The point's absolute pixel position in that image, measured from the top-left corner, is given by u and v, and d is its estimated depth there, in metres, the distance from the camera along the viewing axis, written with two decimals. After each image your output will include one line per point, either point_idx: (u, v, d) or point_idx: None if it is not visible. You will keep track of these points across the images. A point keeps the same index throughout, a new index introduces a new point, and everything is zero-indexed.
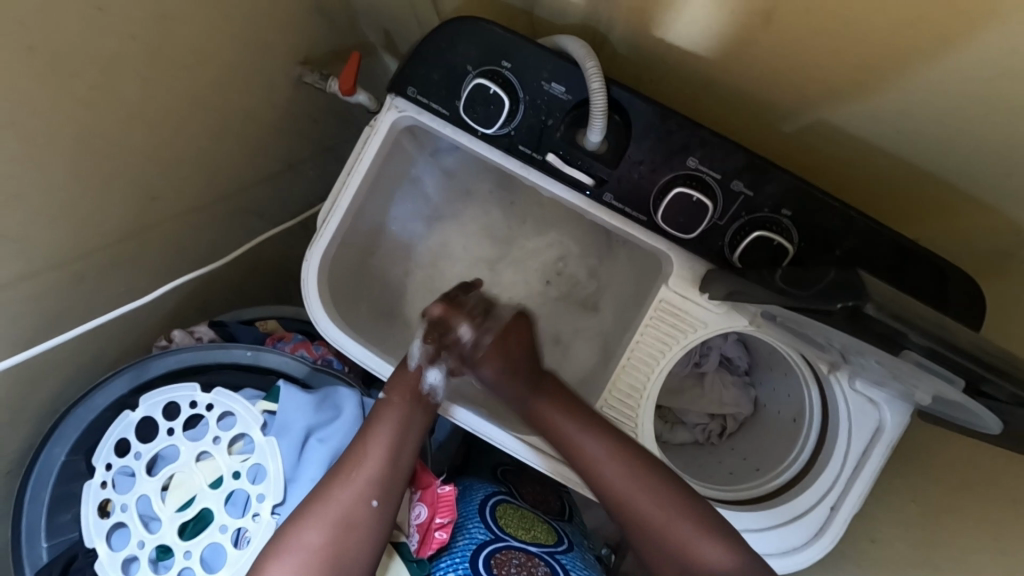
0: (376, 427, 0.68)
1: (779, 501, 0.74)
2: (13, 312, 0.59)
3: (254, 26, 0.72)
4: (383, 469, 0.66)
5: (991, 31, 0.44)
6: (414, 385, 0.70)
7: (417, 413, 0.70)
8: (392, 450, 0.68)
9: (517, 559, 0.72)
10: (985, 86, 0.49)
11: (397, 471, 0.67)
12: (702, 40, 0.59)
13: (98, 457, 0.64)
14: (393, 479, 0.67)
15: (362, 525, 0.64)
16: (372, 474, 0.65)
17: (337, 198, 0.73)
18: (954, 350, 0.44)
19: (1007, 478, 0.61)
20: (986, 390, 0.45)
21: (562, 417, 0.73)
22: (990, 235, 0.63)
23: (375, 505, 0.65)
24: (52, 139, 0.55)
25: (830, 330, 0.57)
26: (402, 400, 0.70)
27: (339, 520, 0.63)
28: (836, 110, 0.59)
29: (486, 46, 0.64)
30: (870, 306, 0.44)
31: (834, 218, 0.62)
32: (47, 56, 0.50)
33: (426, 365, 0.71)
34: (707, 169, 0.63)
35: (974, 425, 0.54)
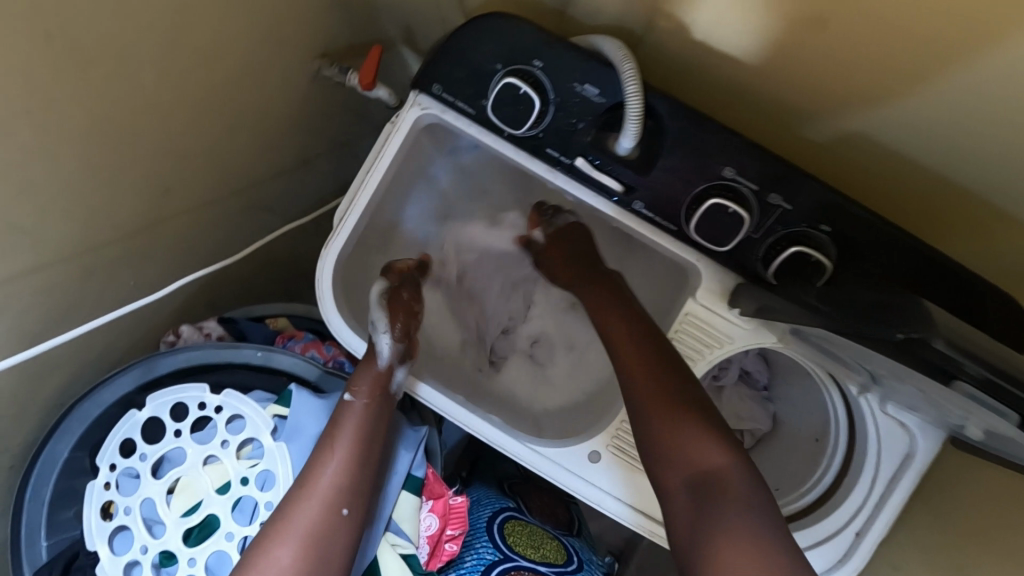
0: (337, 434, 0.63)
1: (802, 525, 0.72)
2: (18, 307, 0.57)
3: (274, 16, 0.69)
4: (350, 472, 0.61)
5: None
6: (382, 382, 0.66)
7: (384, 409, 0.66)
8: (359, 452, 0.62)
9: None
10: None
11: (366, 474, 0.62)
12: (744, 43, 0.56)
13: (102, 457, 0.62)
14: (361, 483, 0.61)
15: (330, 535, 0.58)
16: (336, 480, 0.60)
17: (356, 196, 0.71)
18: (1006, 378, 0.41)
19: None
20: None
21: (608, 300, 0.76)
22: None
23: (344, 514, 0.59)
24: (64, 130, 0.53)
25: (874, 355, 0.54)
26: (372, 396, 0.65)
27: (306, 535, 0.57)
28: (881, 125, 0.57)
29: (516, 44, 0.61)
30: (938, 340, 0.41)
31: (873, 237, 0.59)
32: (59, 44, 0.48)
33: (395, 364, 0.67)
34: (743, 180, 0.60)
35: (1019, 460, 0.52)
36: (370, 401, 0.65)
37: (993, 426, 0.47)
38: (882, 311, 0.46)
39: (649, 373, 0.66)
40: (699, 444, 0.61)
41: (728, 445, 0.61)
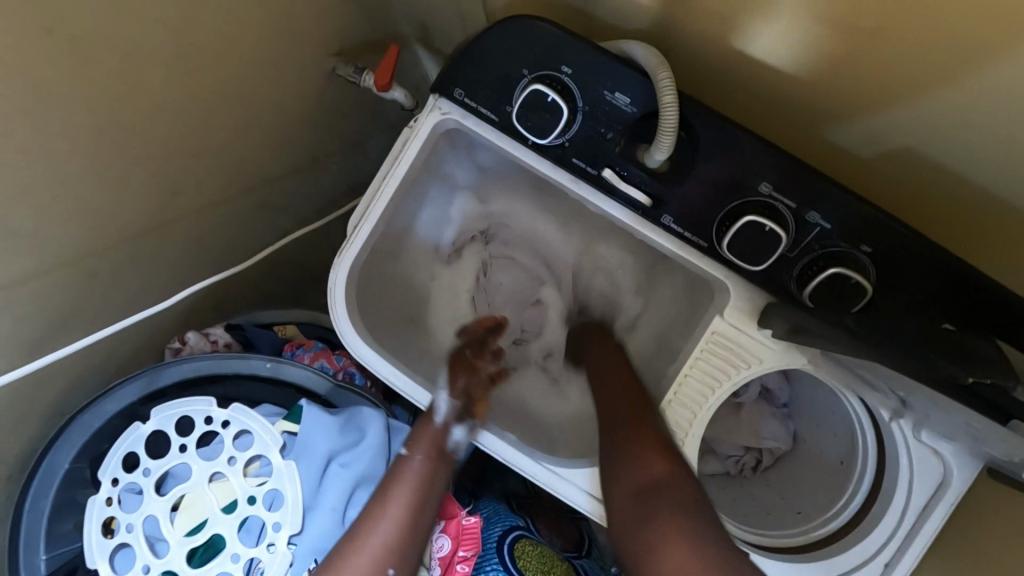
0: (394, 490, 0.60)
1: (828, 553, 0.69)
2: (18, 313, 0.54)
3: (289, 12, 0.67)
4: (404, 531, 0.58)
5: None
6: (436, 440, 0.65)
7: (437, 471, 0.64)
8: (413, 511, 0.60)
9: None
10: None
11: (416, 535, 0.59)
12: (787, 51, 0.54)
13: (104, 471, 0.60)
14: (411, 544, 0.58)
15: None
16: (388, 537, 0.57)
17: (372, 203, 0.69)
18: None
19: None
20: None
21: (611, 356, 0.80)
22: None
23: (390, 574, 0.56)
24: (69, 128, 0.50)
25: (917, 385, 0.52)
26: (427, 455, 0.64)
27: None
28: (927, 140, 0.54)
29: (545, 49, 0.58)
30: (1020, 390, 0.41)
31: (919, 258, 0.56)
32: (64, 36, 0.45)
33: (451, 422, 0.66)
34: (780, 197, 0.58)
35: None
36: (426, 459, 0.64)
37: None
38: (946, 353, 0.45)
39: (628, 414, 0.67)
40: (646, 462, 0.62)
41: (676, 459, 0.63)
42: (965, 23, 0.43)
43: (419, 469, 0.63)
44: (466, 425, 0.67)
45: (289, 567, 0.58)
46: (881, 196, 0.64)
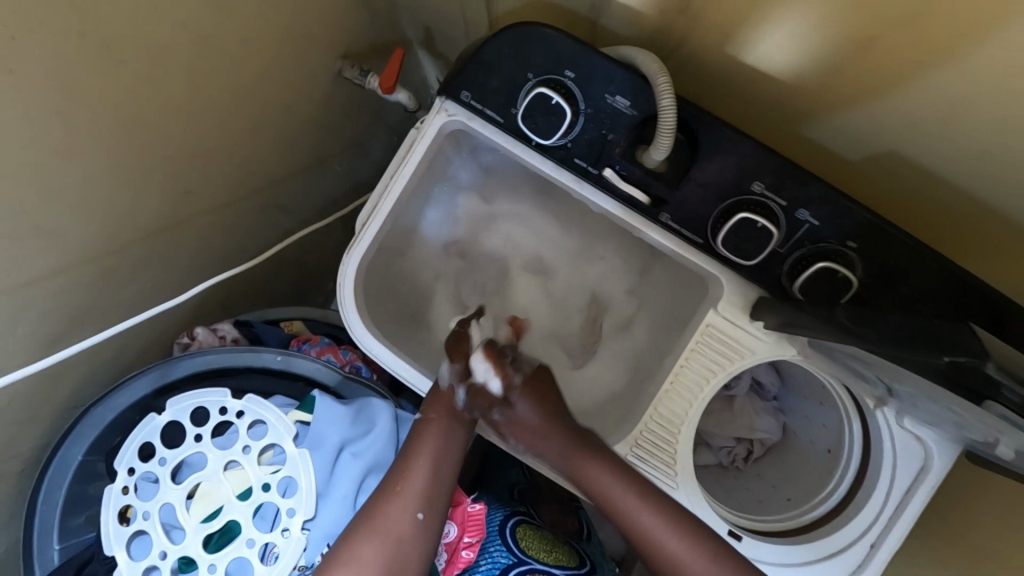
0: (420, 444, 0.64)
1: (816, 536, 0.72)
2: (40, 307, 0.56)
3: (301, 17, 0.69)
4: (432, 478, 0.63)
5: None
6: (449, 402, 0.67)
7: (456, 430, 0.67)
8: (439, 463, 0.64)
9: None
10: None
11: (443, 482, 0.64)
12: (779, 58, 0.57)
13: (120, 461, 0.61)
14: (438, 489, 0.63)
15: (411, 539, 0.60)
16: (419, 484, 0.62)
17: (381, 201, 0.71)
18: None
19: None
20: None
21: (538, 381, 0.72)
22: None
23: (422, 518, 0.61)
24: (97, 129, 0.52)
25: (904, 372, 0.55)
26: (441, 418, 0.66)
27: (387, 533, 0.59)
28: (911, 143, 0.57)
29: (549, 54, 0.61)
30: (990, 365, 0.42)
31: (903, 253, 0.59)
32: (97, 42, 0.47)
33: (456, 383, 0.68)
34: (772, 196, 0.61)
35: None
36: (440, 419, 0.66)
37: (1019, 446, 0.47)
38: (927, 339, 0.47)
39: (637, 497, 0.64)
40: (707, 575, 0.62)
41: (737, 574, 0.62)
42: (949, 35, 0.46)
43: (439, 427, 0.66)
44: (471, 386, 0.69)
45: (302, 551, 0.60)
46: (867, 197, 0.67)
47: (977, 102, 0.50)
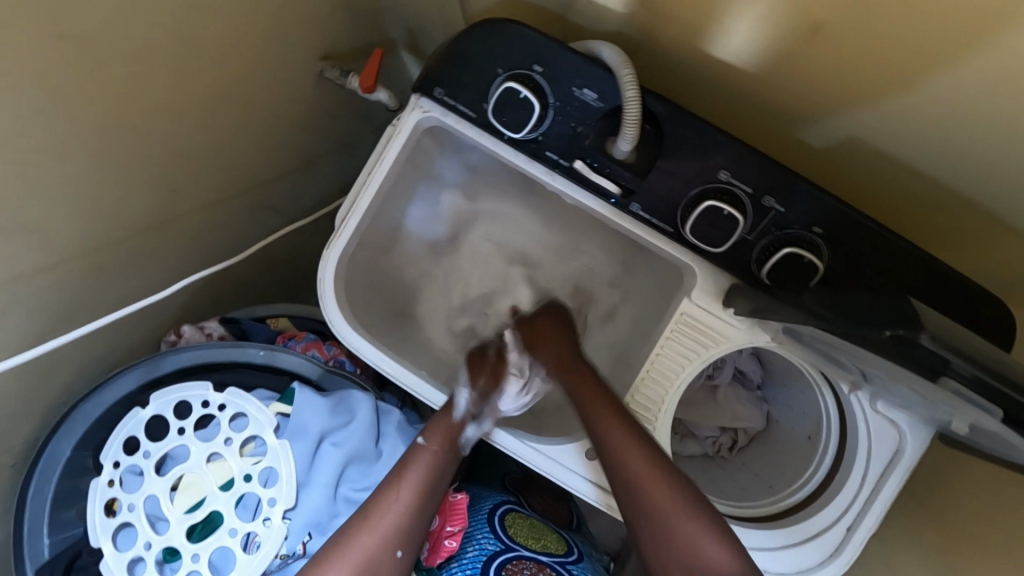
0: (409, 472, 0.64)
1: (795, 521, 0.73)
2: (26, 305, 0.57)
3: (280, 19, 0.70)
4: (412, 514, 0.61)
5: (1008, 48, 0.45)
6: (451, 432, 0.68)
7: (445, 461, 0.67)
8: (423, 496, 0.63)
9: (529, 570, 0.70)
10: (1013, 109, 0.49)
11: (423, 519, 0.62)
12: (742, 51, 0.58)
13: (105, 455, 0.63)
14: (418, 528, 0.62)
15: (383, 575, 0.59)
16: (398, 521, 0.61)
17: (358, 197, 0.72)
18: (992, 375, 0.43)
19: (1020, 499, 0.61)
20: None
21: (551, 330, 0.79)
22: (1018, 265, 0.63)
23: (398, 556, 0.60)
24: (77, 130, 0.54)
25: (863, 354, 0.57)
26: (439, 446, 0.68)
27: (360, 567, 0.58)
28: (876, 129, 0.58)
29: (519, 49, 0.62)
30: (925, 337, 0.44)
31: (867, 237, 0.61)
32: (74, 45, 0.49)
33: (467, 415, 0.70)
34: (738, 183, 0.62)
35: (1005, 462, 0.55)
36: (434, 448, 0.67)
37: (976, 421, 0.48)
38: (873, 317, 0.49)
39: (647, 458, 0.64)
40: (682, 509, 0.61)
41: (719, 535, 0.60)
42: (903, 22, 0.47)
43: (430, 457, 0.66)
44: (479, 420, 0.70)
45: (283, 540, 0.61)
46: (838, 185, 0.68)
47: (937, 89, 0.51)
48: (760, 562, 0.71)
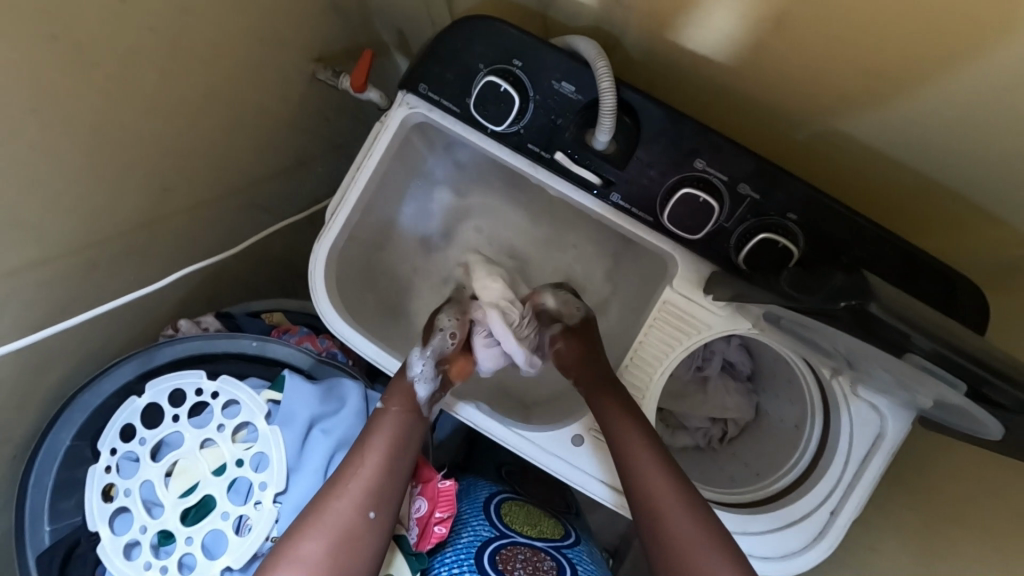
0: (373, 439, 0.67)
1: (779, 506, 0.74)
2: (25, 294, 0.60)
3: (270, 21, 0.73)
4: (379, 475, 0.64)
5: (961, 31, 0.46)
6: (409, 393, 0.70)
7: (415, 422, 0.70)
8: (389, 458, 0.66)
9: (522, 555, 0.69)
10: (970, 91, 0.50)
11: (393, 479, 0.65)
12: (710, 43, 0.60)
13: (103, 442, 0.65)
14: (388, 487, 0.64)
15: (359, 536, 0.61)
16: (367, 482, 0.64)
17: (347, 192, 0.75)
18: (954, 350, 0.44)
19: (996, 477, 0.63)
20: (985, 391, 0.45)
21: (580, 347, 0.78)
22: (996, 251, 0.65)
23: (371, 517, 0.62)
24: (71, 127, 0.56)
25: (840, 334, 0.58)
26: (401, 409, 0.69)
27: (335, 530, 0.60)
28: (843, 115, 0.60)
29: (500, 45, 0.65)
30: (873, 304, 0.45)
31: (839, 223, 0.63)
32: (68, 46, 0.51)
33: (418, 377, 0.72)
34: (714, 171, 0.64)
35: (975, 437, 0.56)
36: (400, 410, 0.69)
37: (943, 396, 0.51)
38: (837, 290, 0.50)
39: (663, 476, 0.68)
40: (710, 560, 0.63)
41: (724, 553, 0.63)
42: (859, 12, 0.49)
43: (396, 417, 0.69)
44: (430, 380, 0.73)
45: (274, 523, 0.62)
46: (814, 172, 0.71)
47: (902, 76, 0.53)
48: (749, 545, 0.72)
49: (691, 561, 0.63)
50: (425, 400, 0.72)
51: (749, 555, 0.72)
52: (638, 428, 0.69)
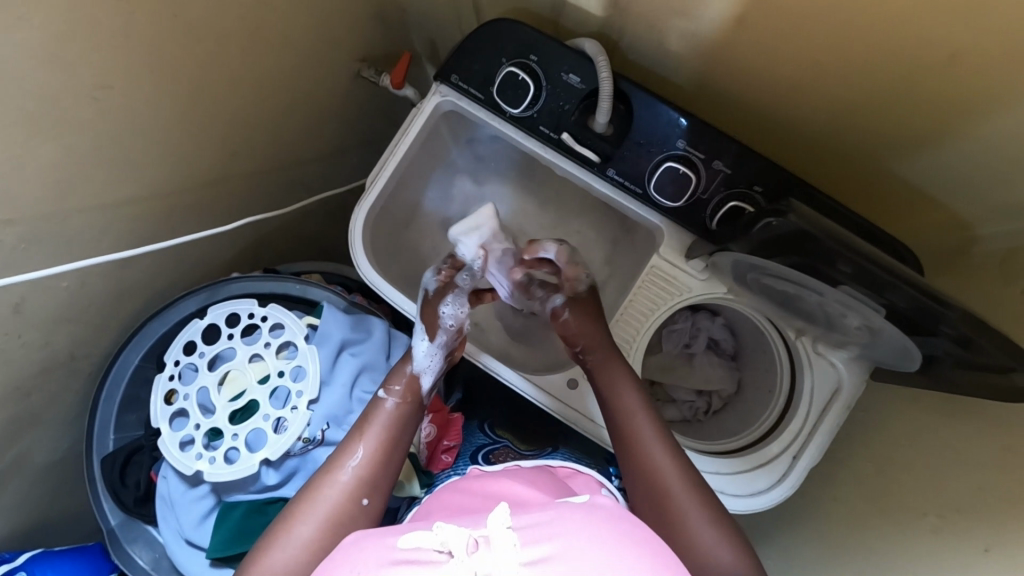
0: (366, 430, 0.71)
1: (750, 452, 0.83)
2: (121, 223, 0.73)
3: (331, 21, 0.88)
4: (373, 466, 0.68)
5: (887, 28, 0.58)
6: (413, 388, 0.76)
7: (412, 412, 0.75)
8: (385, 447, 0.70)
9: (511, 454, 0.84)
10: (900, 77, 0.63)
11: (387, 469, 0.69)
12: (691, 43, 0.73)
13: (168, 353, 0.77)
14: (381, 478, 0.69)
15: (350, 522, 0.65)
16: (359, 472, 0.67)
17: (385, 163, 0.88)
18: (871, 263, 0.58)
19: (934, 420, 0.72)
20: (888, 298, 0.58)
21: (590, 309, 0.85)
22: (946, 228, 0.77)
23: (364, 504, 0.66)
24: (177, 90, 0.70)
25: (811, 282, 0.66)
26: (408, 401, 0.75)
27: (327, 516, 0.64)
28: (802, 103, 0.73)
29: (519, 43, 0.79)
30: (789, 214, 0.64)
31: (798, 195, 0.75)
32: (186, 23, 0.66)
33: (421, 371, 0.77)
34: (693, 150, 0.77)
35: (900, 365, 0.69)
36: (401, 399, 0.74)
37: (869, 321, 0.64)
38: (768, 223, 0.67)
39: (653, 427, 0.74)
40: (690, 507, 0.67)
41: (705, 503, 0.68)
42: (808, 15, 0.61)
43: (394, 407, 0.74)
44: (432, 375, 0.78)
45: (306, 425, 0.74)
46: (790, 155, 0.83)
47: (845, 65, 0.65)
48: (720, 483, 0.80)
49: (672, 506, 0.67)
50: (429, 391, 0.78)
51: (721, 493, 0.80)
52: (632, 386, 0.77)
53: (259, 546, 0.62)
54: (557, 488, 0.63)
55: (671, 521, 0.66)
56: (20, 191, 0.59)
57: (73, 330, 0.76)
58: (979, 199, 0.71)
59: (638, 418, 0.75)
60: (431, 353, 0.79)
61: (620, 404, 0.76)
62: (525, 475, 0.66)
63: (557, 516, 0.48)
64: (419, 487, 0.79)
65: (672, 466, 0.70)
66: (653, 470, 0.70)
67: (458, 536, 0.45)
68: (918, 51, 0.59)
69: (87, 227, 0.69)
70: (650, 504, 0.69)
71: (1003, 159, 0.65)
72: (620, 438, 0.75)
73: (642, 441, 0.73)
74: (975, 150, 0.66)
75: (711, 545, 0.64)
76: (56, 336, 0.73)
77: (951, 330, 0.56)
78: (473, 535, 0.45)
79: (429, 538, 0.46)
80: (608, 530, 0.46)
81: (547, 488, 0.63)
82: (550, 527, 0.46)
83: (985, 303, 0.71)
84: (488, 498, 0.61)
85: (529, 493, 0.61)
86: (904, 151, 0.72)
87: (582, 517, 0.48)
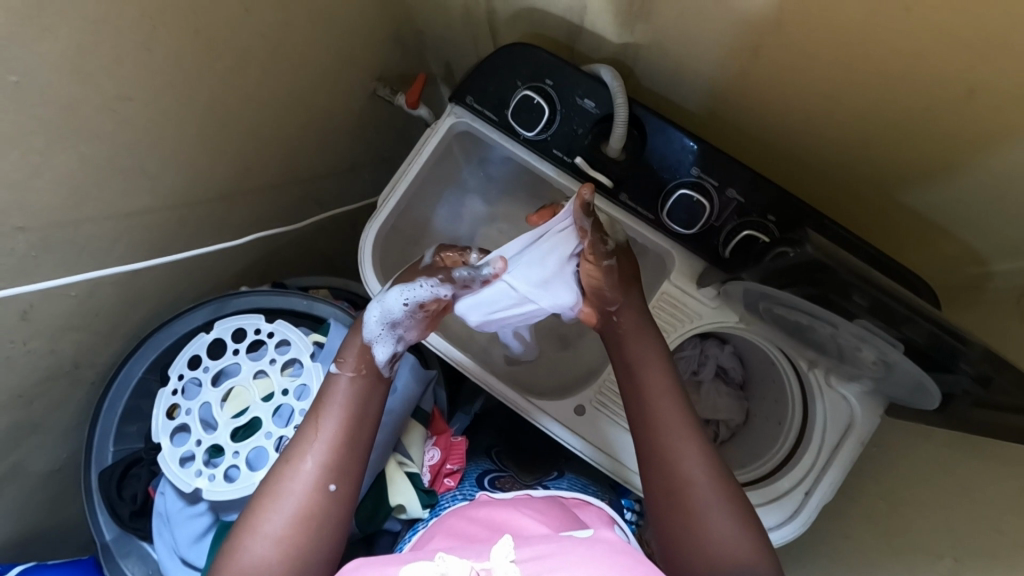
0: (324, 413, 0.69)
1: (760, 485, 0.80)
2: (130, 235, 0.73)
3: (348, 41, 0.88)
4: (334, 451, 0.66)
5: (912, 60, 0.58)
6: (365, 359, 0.71)
7: (375, 388, 0.71)
8: (346, 430, 0.68)
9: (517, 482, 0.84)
10: (920, 109, 0.62)
11: (353, 455, 0.68)
12: (709, 68, 0.72)
13: (173, 367, 0.77)
14: (348, 463, 0.67)
15: (319, 514, 0.64)
16: (321, 458, 0.66)
17: (397, 182, 0.88)
18: (886, 296, 0.58)
19: (951, 461, 0.70)
20: (904, 331, 0.58)
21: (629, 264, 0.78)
22: (963, 267, 0.76)
23: (331, 489, 0.65)
24: (195, 103, 0.70)
25: (829, 314, 0.64)
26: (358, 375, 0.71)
27: (295, 508, 0.63)
28: (820, 132, 0.72)
29: (535, 67, 0.80)
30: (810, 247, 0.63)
31: (810, 224, 0.74)
32: (206, 39, 0.66)
33: (374, 342, 0.72)
34: (707, 177, 0.77)
35: (918, 401, 0.68)
36: (355, 373, 0.71)
37: (883, 354, 0.63)
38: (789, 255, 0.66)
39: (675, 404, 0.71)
40: (708, 501, 0.66)
41: (724, 488, 0.67)
42: (827, 45, 0.61)
43: (349, 381, 0.71)
44: (390, 350, 0.72)
45: None
46: (804, 186, 0.82)
47: (864, 92, 0.64)
48: None
49: (689, 502, 0.66)
50: (384, 362, 0.72)
51: None
52: (654, 354, 0.74)
53: (229, 538, 0.62)
54: (563, 519, 0.62)
55: (688, 513, 0.66)
56: (37, 198, 0.60)
57: (78, 340, 0.75)
58: (996, 237, 0.71)
59: (664, 402, 0.71)
60: (405, 322, 0.73)
61: (644, 385, 0.72)
62: (533, 504, 0.65)
63: (558, 551, 0.47)
64: (421, 507, 0.78)
65: (694, 458, 0.68)
66: (667, 453, 0.69)
67: (459, 566, 0.44)
68: (937, 83, 0.59)
69: (97, 238, 0.69)
70: (665, 496, 0.68)
71: (1020, 198, 0.65)
72: (639, 418, 0.72)
73: (661, 421, 0.70)
74: (992, 185, 0.66)
75: (727, 543, 0.64)
76: (62, 345, 0.73)
77: (969, 368, 0.56)
78: (475, 567, 0.44)
79: (429, 568, 0.45)
80: (617, 567, 0.45)
81: (555, 521, 0.61)
82: (548, 561, 0.46)
83: (1000, 341, 0.70)
84: (491, 526, 0.60)
85: (534, 524, 0.60)
86: (918, 186, 0.71)
87: (581, 552, 0.47)
